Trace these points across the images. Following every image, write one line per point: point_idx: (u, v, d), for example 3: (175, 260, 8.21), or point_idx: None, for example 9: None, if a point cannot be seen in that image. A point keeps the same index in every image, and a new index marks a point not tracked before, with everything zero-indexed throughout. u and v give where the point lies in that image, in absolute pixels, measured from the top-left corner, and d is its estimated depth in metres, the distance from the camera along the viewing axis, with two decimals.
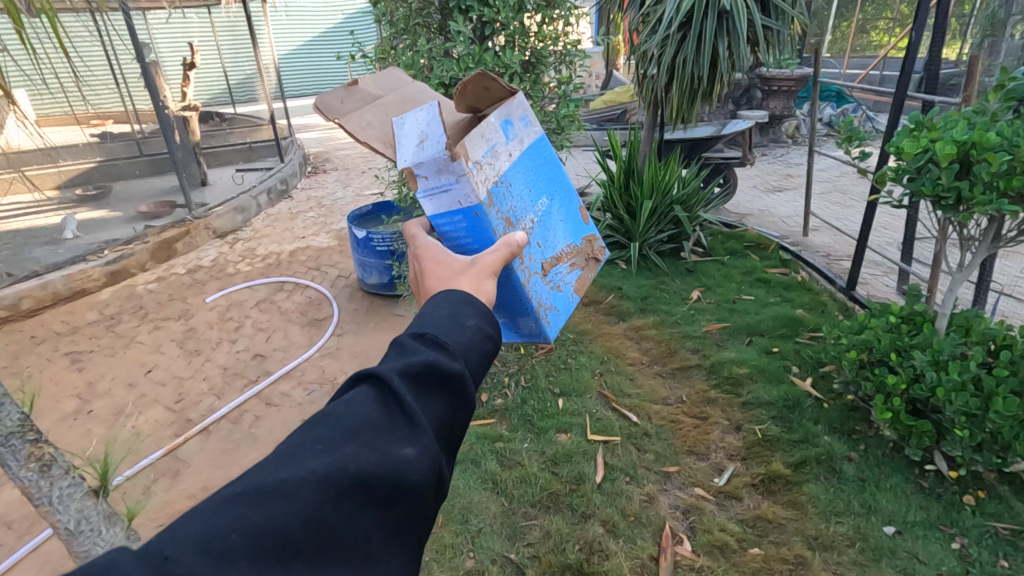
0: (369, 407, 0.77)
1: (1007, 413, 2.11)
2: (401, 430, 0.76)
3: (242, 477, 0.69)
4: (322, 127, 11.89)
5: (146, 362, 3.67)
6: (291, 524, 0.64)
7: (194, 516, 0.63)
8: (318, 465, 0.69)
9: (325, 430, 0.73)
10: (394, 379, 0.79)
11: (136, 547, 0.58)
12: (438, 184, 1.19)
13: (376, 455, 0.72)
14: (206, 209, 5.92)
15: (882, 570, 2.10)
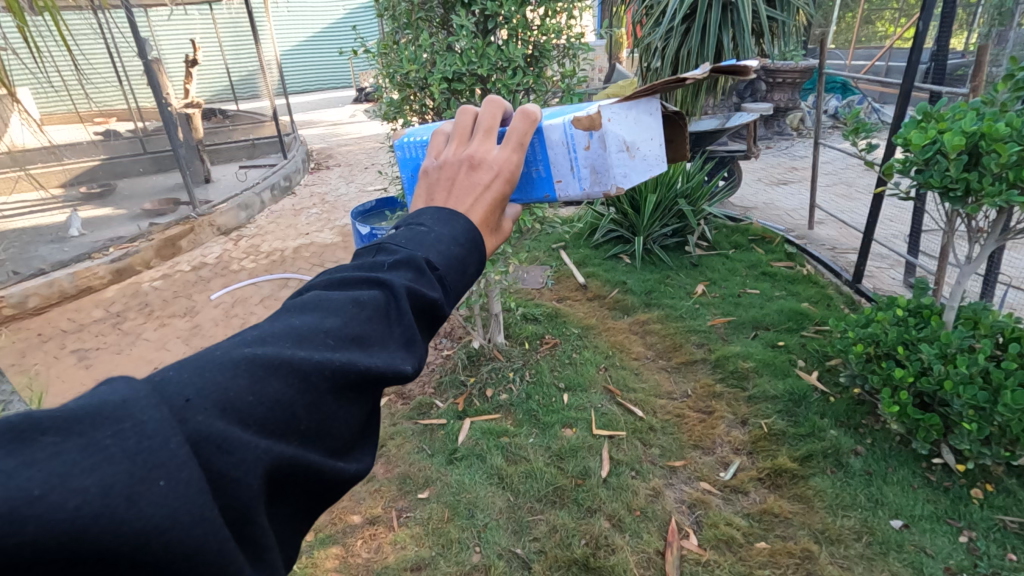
0: (374, 319, 0.74)
1: (1017, 407, 2.10)
2: (400, 347, 0.74)
3: (257, 341, 0.69)
4: (325, 123, 11.87)
5: (152, 359, 3.68)
6: (298, 400, 0.65)
7: (211, 367, 0.64)
8: (329, 356, 0.69)
9: (333, 324, 0.71)
10: (404, 289, 0.76)
11: (155, 392, 0.60)
12: (577, 155, 1.15)
13: (374, 366, 0.70)
14: (210, 206, 5.92)
15: (890, 563, 2.10)
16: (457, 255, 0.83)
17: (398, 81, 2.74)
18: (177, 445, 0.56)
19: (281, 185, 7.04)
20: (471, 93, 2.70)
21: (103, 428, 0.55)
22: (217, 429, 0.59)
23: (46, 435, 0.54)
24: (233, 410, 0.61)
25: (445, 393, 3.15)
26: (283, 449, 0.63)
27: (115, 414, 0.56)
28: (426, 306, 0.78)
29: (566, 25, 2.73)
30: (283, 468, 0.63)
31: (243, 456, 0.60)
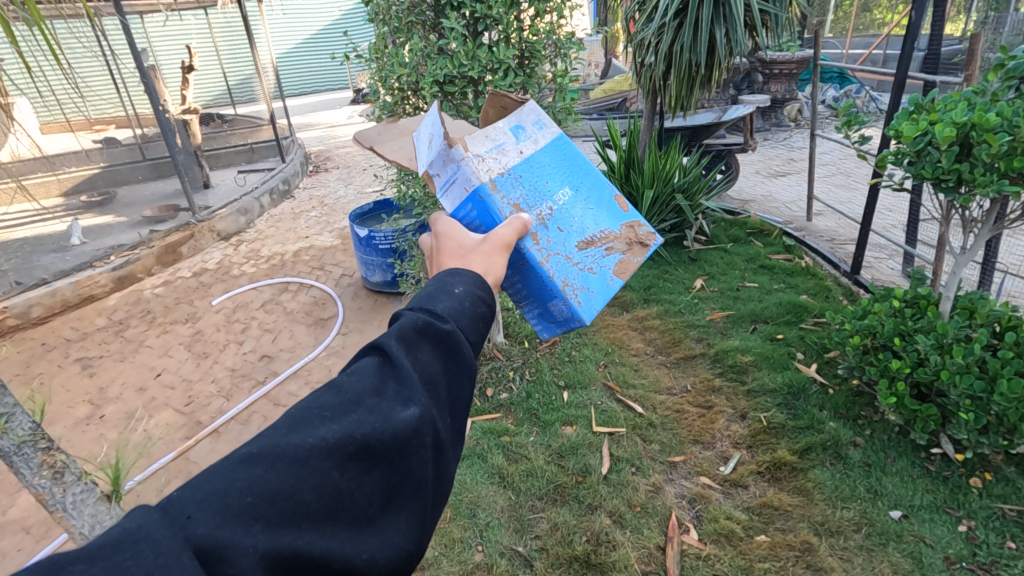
0: (369, 377, 0.79)
1: (1014, 396, 2.10)
2: (398, 396, 0.78)
3: (256, 441, 0.71)
4: (322, 126, 11.90)
5: (155, 366, 3.71)
6: (301, 487, 0.66)
7: (212, 473, 0.65)
8: (326, 433, 0.71)
9: (331, 397, 0.76)
10: (388, 349, 0.81)
11: (160, 506, 0.60)
12: (447, 177, 1.28)
13: (373, 422, 0.73)
14: (209, 211, 5.95)
15: (889, 554, 2.11)
16: (435, 302, 0.90)
17: (389, 85, 2.78)
18: (186, 559, 0.56)
19: (280, 189, 7.07)
20: (461, 94, 2.73)
21: (122, 550, 0.55)
22: (217, 536, 0.59)
23: (75, 564, 0.54)
24: (234, 512, 0.61)
25: None
26: (283, 543, 0.62)
27: (132, 537, 0.56)
28: (418, 350, 0.83)
29: (557, 24, 2.73)
30: (296, 561, 0.62)
31: (242, 563, 0.58)
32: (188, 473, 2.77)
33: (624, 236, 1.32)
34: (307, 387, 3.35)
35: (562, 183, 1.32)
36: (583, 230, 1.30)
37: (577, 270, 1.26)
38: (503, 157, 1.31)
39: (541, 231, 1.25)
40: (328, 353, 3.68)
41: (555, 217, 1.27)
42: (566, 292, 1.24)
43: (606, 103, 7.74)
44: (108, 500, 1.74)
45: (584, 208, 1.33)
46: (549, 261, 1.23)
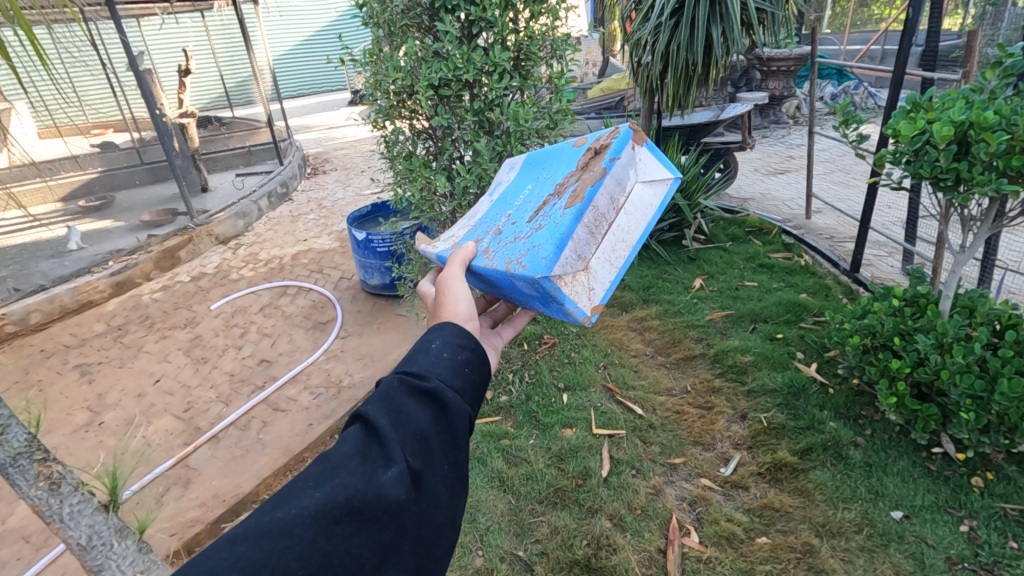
0: (353, 443, 0.84)
1: (1014, 395, 2.08)
2: (381, 458, 0.83)
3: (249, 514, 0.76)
4: (320, 127, 11.88)
5: (154, 372, 3.70)
6: (289, 553, 0.71)
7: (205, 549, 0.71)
8: (309, 501, 0.76)
9: (317, 467, 0.81)
10: (367, 414, 0.87)
11: None
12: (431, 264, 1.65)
13: (356, 484, 0.78)
14: (207, 215, 5.94)
15: (891, 555, 2.10)
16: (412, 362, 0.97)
17: (384, 88, 2.77)
18: None
19: (278, 192, 7.06)
20: (457, 97, 2.73)
21: None
22: None
23: None
24: None
25: None
26: None
27: None
28: (397, 410, 0.88)
29: (552, 25, 2.72)
30: None
31: None
32: (188, 480, 2.76)
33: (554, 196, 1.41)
34: (306, 391, 3.35)
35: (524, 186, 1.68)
36: (535, 206, 1.51)
37: (523, 242, 1.37)
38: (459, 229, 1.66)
39: (491, 237, 1.48)
40: (328, 357, 3.68)
41: (511, 216, 1.55)
42: (509, 264, 1.31)
43: (604, 101, 7.72)
44: (105, 510, 1.73)
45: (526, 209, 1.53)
46: (495, 253, 1.40)
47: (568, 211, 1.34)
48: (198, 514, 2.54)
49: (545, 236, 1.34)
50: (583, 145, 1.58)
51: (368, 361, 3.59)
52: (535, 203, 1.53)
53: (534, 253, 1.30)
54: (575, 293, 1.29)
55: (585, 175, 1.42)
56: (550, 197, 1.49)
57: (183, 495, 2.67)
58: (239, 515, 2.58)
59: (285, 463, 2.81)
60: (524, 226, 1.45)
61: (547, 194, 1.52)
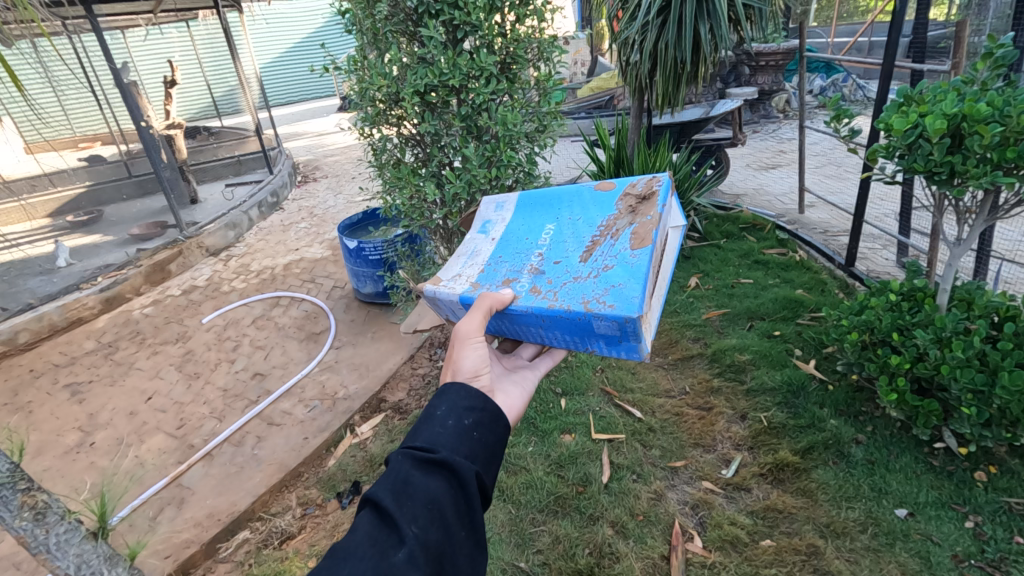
0: (366, 529, 0.91)
1: (1015, 388, 2.06)
2: (393, 538, 0.90)
3: None
4: (311, 135, 11.83)
5: (146, 389, 3.64)
6: None
7: None
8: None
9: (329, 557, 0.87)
10: (377, 495, 0.93)
11: None
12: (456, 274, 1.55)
13: (367, 569, 0.85)
14: (197, 227, 5.88)
15: (897, 554, 2.07)
16: (420, 432, 1.03)
17: (369, 96, 2.73)
18: None
19: (269, 202, 7.00)
20: (444, 103, 2.69)
21: None
22: None
23: None
24: None
25: None
26: None
27: None
28: (405, 485, 0.94)
29: (538, 28, 2.69)
30: None
31: None
32: (181, 499, 2.72)
33: (620, 216, 1.45)
34: (300, 404, 3.31)
35: (546, 227, 1.55)
36: (580, 247, 1.43)
37: (592, 280, 1.32)
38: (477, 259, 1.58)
39: (541, 279, 1.38)
40: (322, 368, 3.64)
41: (549, 256, 1.44)
42: (594, 303, 1.24)
43: (593, 101, 7.71)
44: (94, 538, 1.69)
45: (567, 236, 1.48)
46: (560, 295, 1.30)
47: (637, 251, 1.31)
48: (193, 534, 2.49)
49: (618, 275, 1.28)
50: (614, 189, 1.55)
51: (363, 371, 3.55)
52: (576, 242, 1.45)
53: (619, 288, 1.25)
54: (647, 335, 1.28)
55: (639, 218, 1.40)
56: (597, 235, 1.43)
57: (177, 515, 2.62)
58: (235, 535, 2.54)
59: (281, 479, 2.76)
60: (578, 267, 1.37)
61: (589, 234, 1.46)
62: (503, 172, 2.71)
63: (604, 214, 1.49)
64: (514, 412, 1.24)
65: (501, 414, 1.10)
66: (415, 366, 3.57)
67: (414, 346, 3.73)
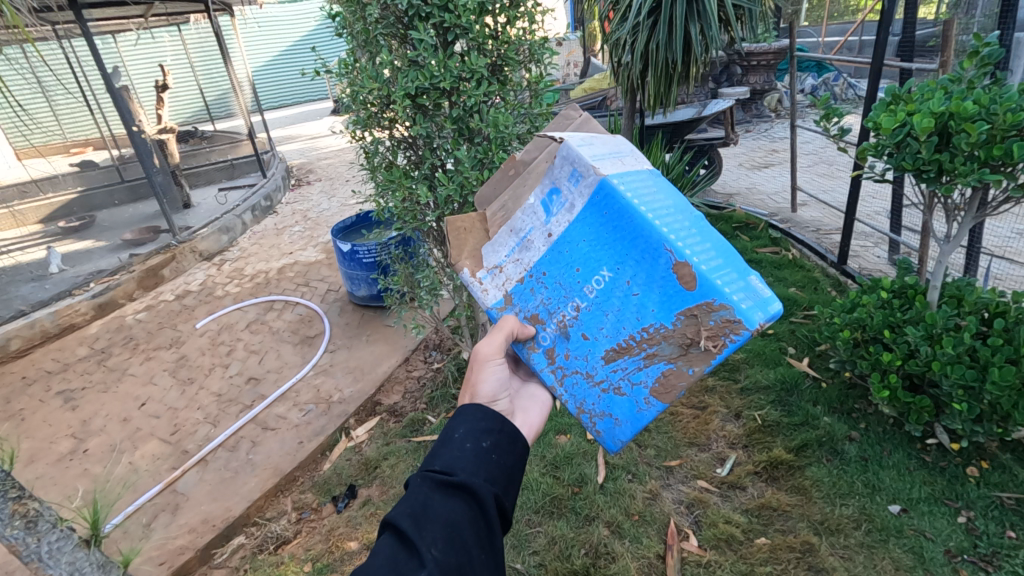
0: (386, 552, 0.91)
1: (1005, 383, 2.07)
2: (414, 562, 0.90)
3: None
4: (304, 138, 11.82)
5: (139, 395, 3.62)
6: None
7: None
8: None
9: None
10: (395, 520, 0.94)
11: None
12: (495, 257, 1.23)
13: None
14: (190, 232, 5.86)
15: (891, 550, 2.08)
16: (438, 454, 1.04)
17: (360, 99, 2.72)
18: None
19: (262, 206, 6.98)
20: (436, 106, 2.70)
21: None
22: None
23: None
24: None
25: (438, 406, 3.14)
26: None
27: None
28: (423, 509, 0.95)
29: (528, 30, 2.70)
30: None
31: None
32: (176, 505, 2.71)
33: (678, 333, 1.09)
34: (295, 408, 3.30)
35: (599, 268, 1.13)
36: (614, 336, 1.14)
37: (598, 391, 1.16)
38: (524, 253, 1.20)
39: (561, 346, 1.18)
40: (316, 372, 3.63)
41: (581, 322, 1.15)
42: (583, 418, 1.19)
43: (586, 101, 7.73)
44: (87, 545, 1.68)
45: (617, 300, 1.13)
46: (565, 384, 1.19)
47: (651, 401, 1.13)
48: (188, 540, 2.48)
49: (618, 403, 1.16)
50: (696, 290, 1.07)
51: (357, 375, 3.54)
52: (614, 326, 1.13)
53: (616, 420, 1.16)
54: None
55: (682, 362, 1.10)
56: (635, 337, 1.12)
57: (172, 522, 2.61)
58: (230, 540, 2.53)
59: (276, 484, 2.75)
60: (597, 365, 1.15)
61: (630, 327, 1.12)
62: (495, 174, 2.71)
63: (661, 312, 1.10)
64: (533, 431, 1.24)
65: (518, 435, 1.11)
66: (410, 369, 3.57)
67: (409, 349, 3.73)
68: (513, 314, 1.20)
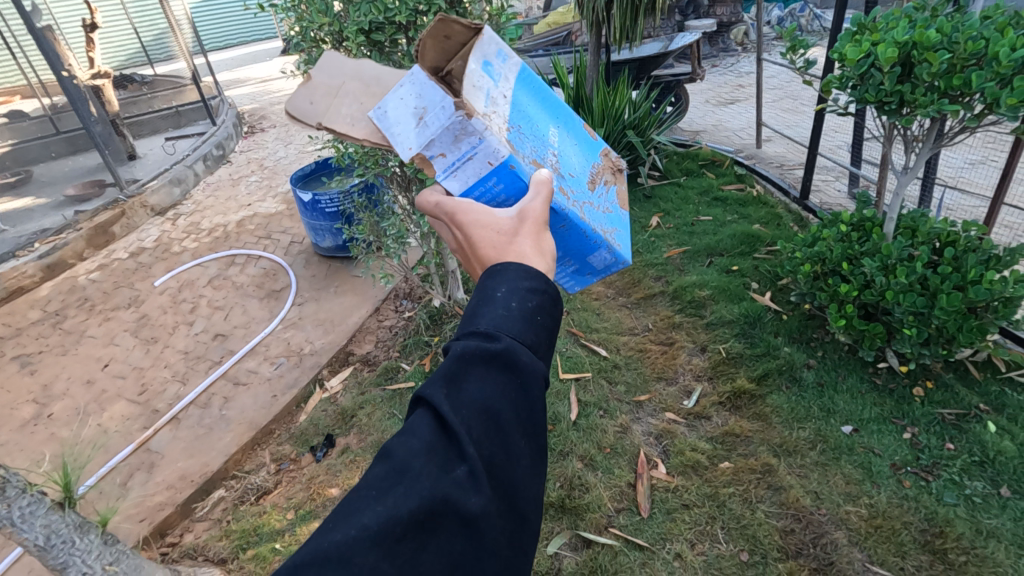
0: (419, 437, 0.75)
1: (952, 308, 2.20)
2: (452, 452, 0.74)
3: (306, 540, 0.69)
4: (255, 81, 11.14)
5: (101, 356, 3.52)
6: None
7: None
8: (372, 517, 0.69)
9: (379, 473, 0.73)
10: (429, 397, 0.77)
11: None
12: (462, 154, 1.03)
13: (424, 488, 0.70)
14: (138, 185, 5.56)
15: (842, 467, 2.23)
16: (470, 316, 0.85)
17: (311, 36, 2.55)
18: None
19: (214, 155, 6.62)
20: (392, 43, 2.55)
21: None
22: None
23: None
24: None
25: (412, 354, 3.19)
26: None
27: None
28: (459, 381, 0.77)
29: None
30: None
31: None
32: (152, 463, 2.69)
33: (606, 164, 1.33)
34: (266, 362, 3.27)
35: (549, 130, 1.20)
36: (583, 169, 1.24)
37: (601, 211, 1.22)
38: (495, 114, 1.08)
39: (565, 181, 1.13)
40: (285, 325, 3.57)
41: (562, 162, 1.16)
42: (607, 232, 1.18)
43: (551, 37, 7.46)
44: (61, 508, 1.68)
45: (570, 146, 1.24)
46: (580, 205, 1.14)
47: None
48: (167, 497, 2.49)
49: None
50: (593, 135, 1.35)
51: (328, 326, 3.50)
52: (580, 163, 1.24)
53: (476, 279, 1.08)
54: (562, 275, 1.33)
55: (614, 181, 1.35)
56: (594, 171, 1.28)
57: (148, 479, 2.61)
58: (210, 494, 2.56)
59: (252, 437, 2.76)
60: (591, 194, 1.22)
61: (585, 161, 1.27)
62: None
63: (589, 154, 1.31)
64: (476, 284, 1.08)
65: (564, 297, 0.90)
66: (381, 319, 3.56)
67: (379, 299, 3.70)
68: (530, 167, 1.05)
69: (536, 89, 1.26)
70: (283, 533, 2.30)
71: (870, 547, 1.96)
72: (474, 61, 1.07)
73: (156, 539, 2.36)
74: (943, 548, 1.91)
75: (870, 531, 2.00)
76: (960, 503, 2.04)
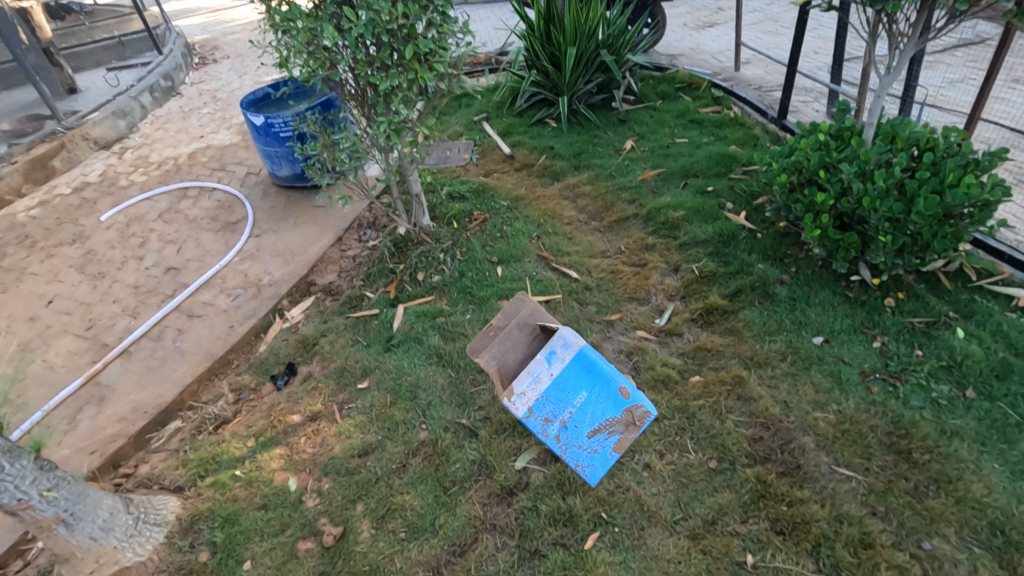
0: None
1: (929, 213, 2.15)
2: None
3: None
4: (205, 10, 10.32)
5: (45, 293, 3.30)
6: None
7: None
8: None
9: None
10: None
11: None
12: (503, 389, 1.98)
13: None
14: (78, 116, 5.14)
15: (812, 376, 2.22)
16: None
17: None
18: None
19: (162, 86, 6.14)
20: None
21: None
22: None
23: None
24: None
25: (376, 283, 3.04)
26: None
27: None
28: None
29: None
30: None
31: None
32: (102, 397, 2.56)
33: (625, 419, 1.94)
34: (222, 294, 3.10)
35: (578, 393, 1.95)
36: (595, 435, 1.94)
37: (586, 453, 1.93)
38: (536, 386, 1.94)
39: (562, 434, 1.93)
40: (242, 257, 3.38)
41: (573, 417, 1.94)
42: (581, 471, 1.92)
43: None
44: None
45: (596, 407, 1.95)
46: (566, 451, 1.93)
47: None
48: (120, 429, 2.38)
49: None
50: (630, 397, 1.96)
51: (287, 257, 3.33)
52: (593, 425, 1.95)
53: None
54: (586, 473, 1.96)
55: (627, 434, 1.94)
56: (605, 426, 1.95)
57: (99, 412, 2.48)
58: (166, 425, 2.45)
59: (208, 367, 2.64)
60: (585, 441, 1.93)
61: (602, 420, 1.95)
62: (411, 9, 2.37)
63: (613, 411, 1.96)
64: None
65: None
66: (344, 249, 3.40)
67: (341, 228, 3.51)
68: (532, 418, 1.92)
69: (594, 378, 1.96)
70: (243, 460, 2.22)
71: (837, 450, 1.95)
72: (538, 356, 1.96)
73: (109, 470, 2.26)
74: (908, 448, 1.92)
75: (838, 435, 2.00)
76: (926, 406, 2.04)
